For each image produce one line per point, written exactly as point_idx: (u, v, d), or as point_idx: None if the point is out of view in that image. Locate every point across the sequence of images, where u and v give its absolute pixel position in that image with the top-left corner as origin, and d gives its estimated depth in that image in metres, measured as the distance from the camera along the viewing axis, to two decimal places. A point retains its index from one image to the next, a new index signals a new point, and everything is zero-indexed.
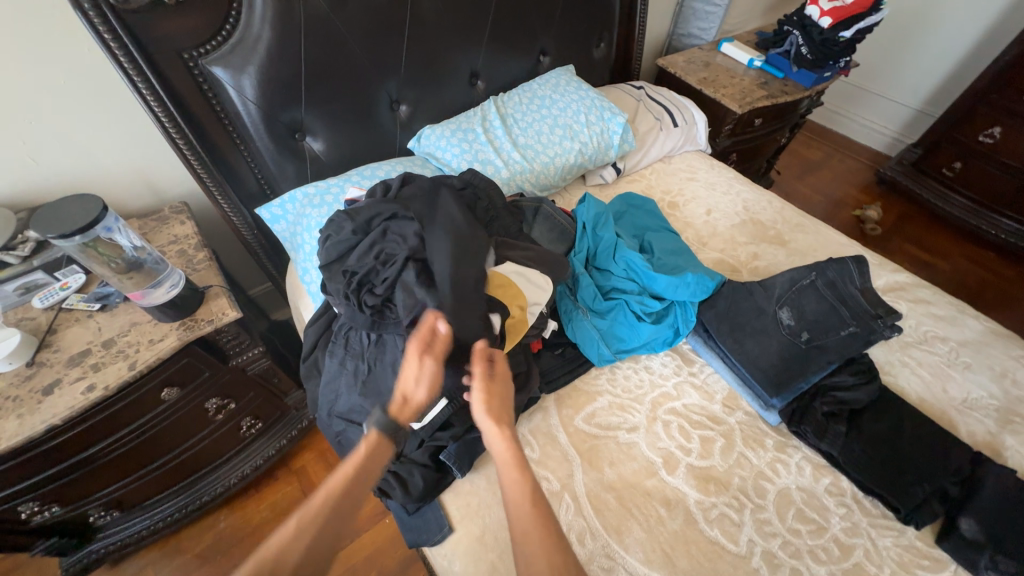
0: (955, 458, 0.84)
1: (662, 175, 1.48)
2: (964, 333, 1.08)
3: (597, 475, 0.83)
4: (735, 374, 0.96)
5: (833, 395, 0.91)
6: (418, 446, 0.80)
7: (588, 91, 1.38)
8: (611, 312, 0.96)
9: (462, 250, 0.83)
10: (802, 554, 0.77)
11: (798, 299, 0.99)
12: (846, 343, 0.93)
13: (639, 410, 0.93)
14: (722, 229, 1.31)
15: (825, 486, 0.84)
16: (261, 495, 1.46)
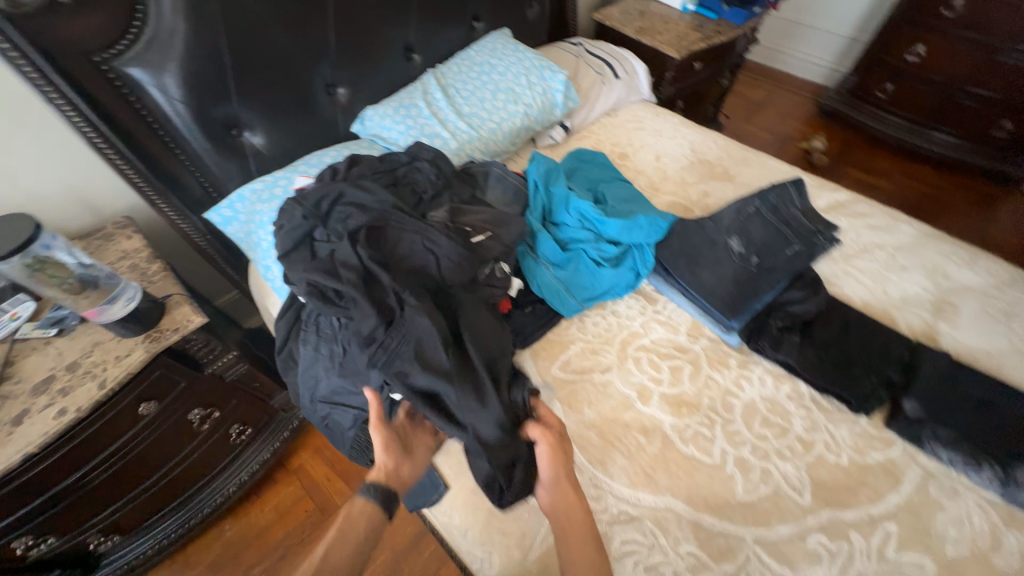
0: (896, 349, 0.93)
1: (610, 128, 1.50)
2: (899, 238, 1.16)
3: (578, 416, 0.88)
4: (695, 305, 1.02)
5: (785, 310, 0.98)
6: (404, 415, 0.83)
7: (525, 52, 1.37)
8: (572, 263, 0.99)
9: (423, 229, 0.85)
10: (768, 454, 0.84)
11: (745, 226, 1.04)
12: (792, 261, 0.99)
13: (611, 352, 0.98)
14: (672, 173, 1.35)
15: (786, 392, 0.92)
16: (263, 498, 1.48)
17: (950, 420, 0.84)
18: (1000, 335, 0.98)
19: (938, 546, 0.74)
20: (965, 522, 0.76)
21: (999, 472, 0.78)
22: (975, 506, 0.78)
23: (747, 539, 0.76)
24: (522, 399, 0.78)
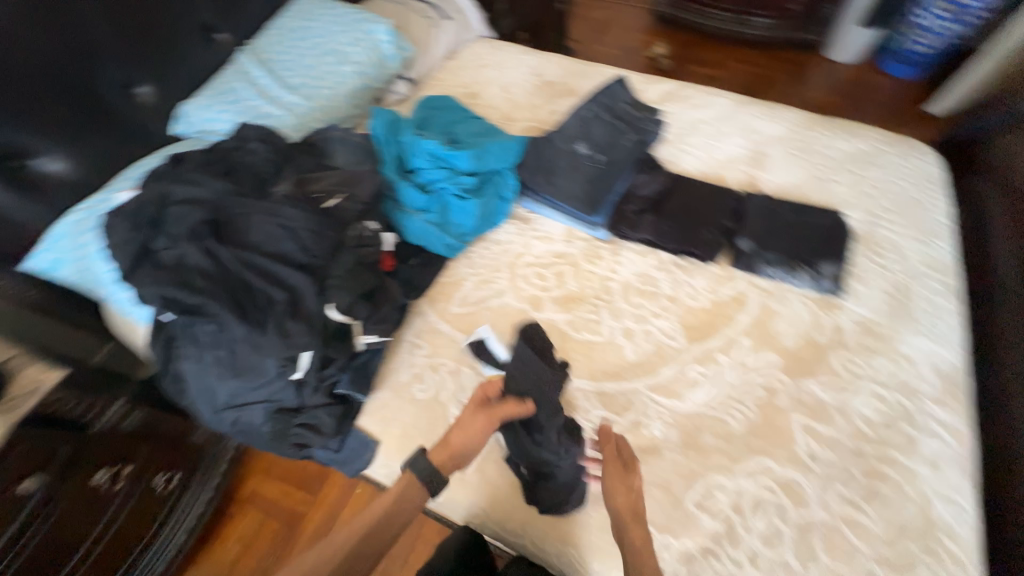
0: (726, 202, 1.10)
1: (455, 71, 1.49)
2: (717, 111, 1.33)
3: (483, 340, 0.95)
4: (564, 213, 1.11)
5: (636, 195, 1.10)
6: (313, 391, 0.83)
7: (341, 8, 1.31)
8: (440, 204, 1.01)
9: (273, 211, 0.82)
10: (647, 316, 0.98)
11: (586, 130, 1.13)
12: (631, 150, 1.11)
13: (500, 277, 1.04)
14: (521, 101, 1.40)
15: (652, 264, 1.05)
16: (223, 535, 1.39)
17: (771, 245, 1.02)
18: (799, 169, 1.19)
19: (779, 341, 0.92)
20: (795, 316, 0.95)
21: (808, 272, 0.99)
22: (800, 303, 0.97)
23: (642, 389, 0.89)
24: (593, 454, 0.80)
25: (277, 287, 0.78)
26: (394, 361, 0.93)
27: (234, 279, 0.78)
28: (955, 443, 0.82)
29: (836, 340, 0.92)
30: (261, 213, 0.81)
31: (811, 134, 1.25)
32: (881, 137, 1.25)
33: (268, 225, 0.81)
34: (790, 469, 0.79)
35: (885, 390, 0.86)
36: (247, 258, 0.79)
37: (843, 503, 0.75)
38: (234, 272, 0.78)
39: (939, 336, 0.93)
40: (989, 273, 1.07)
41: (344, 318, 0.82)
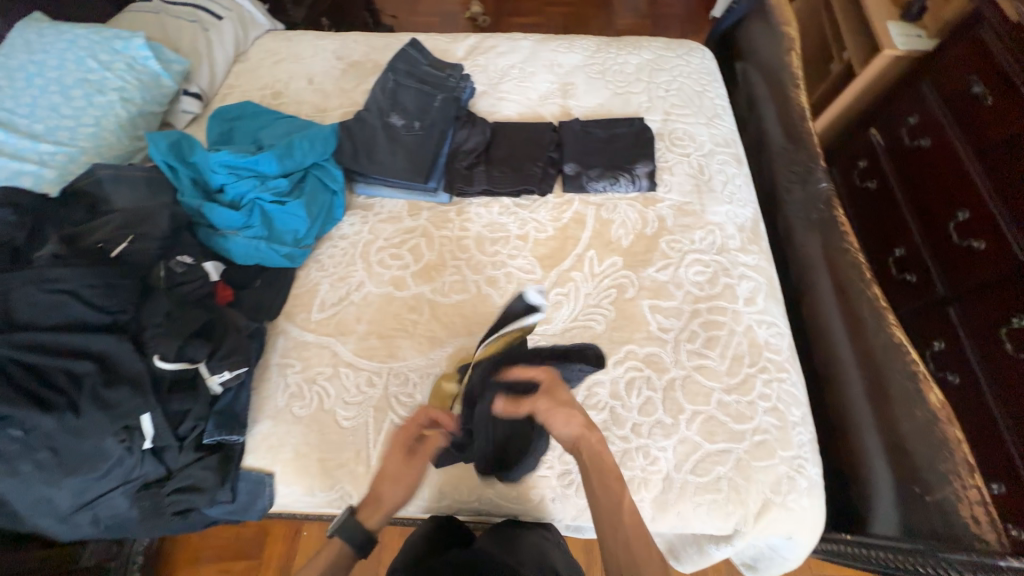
0: (547, 135, 1.16)
1: (249, 73, 1.36)
2: (522, 53, 1.38)
3: (355, 336, 0.93)
4: (401, 189, 1.09)
5: (462, 150, 1.13)
6: (176, 453, 0.77)
7: (74, 30, 1.11)
8: (262, 217, 0.95)
9: (43, 282, 0.70)
10: (505, 260, 1.03)
11: (395, 100, 1.12)
12: (444, 109, 1.13)
13: (355, 269, 1.01)
14: (331, 88, 1.33)
15: (499, 211, 1.09)
16: None
17: (592, 163, 1.12)
18: (603, 89, 1.29)
19: (617, 244, 1.04)
20: (626, 219, 1.07)
21: (628, 177, 1.10)
22: (627, 206, 1.08)
23: None
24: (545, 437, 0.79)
25: (79, 359, 0.69)
26: (266, 389, 0.87)
27: (19, 369, 0.68)
28: (762, 278, 1.00)
29: (661, 228, 1.05)
30: (30, 288, 0.70)
31: (606, 55, 1.36)
32: (661, 44, 1.39)
33: (45, 298, 0.70)
34: (649, 347, 0.91)
35: (704, 256, 1.01)
36: (27, 340, 0.68)
37: (691, 357, 0.90)
38: (16, 362, 0.68)
39: (736, 199, 1.10)
40: (763, 137, 1.29)
41: (179, 364, 0.75)
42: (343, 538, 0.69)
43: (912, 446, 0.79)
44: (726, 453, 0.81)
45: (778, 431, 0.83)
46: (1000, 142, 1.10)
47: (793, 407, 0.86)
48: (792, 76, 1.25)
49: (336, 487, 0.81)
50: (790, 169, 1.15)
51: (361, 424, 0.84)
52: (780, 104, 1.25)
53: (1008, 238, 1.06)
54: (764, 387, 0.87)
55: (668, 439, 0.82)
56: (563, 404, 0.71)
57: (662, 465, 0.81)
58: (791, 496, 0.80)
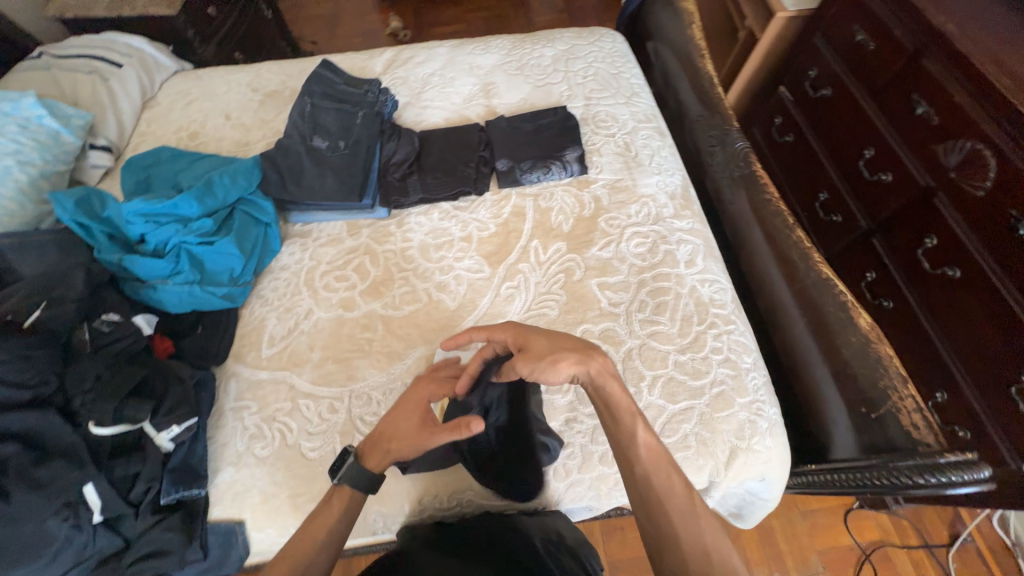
0: (475, 135, 1.18)
1: (160, 118, 1.31)
2: (439, 60, 1.39)
3: (310, 365, 0.91)
4: (336, 210, 1.08)
5: (393, 162, 1.13)
6: (134, 519, 0.72)
7: None
8: (191, 260, 0.91)
9: None
10: (452, 264, 1.03)
11: (315, 123, 1.11)
12: (367, 124, 1.12)
13: (301, 298, 0.98)
14: (250, 121, 1.29)
15: (440, 217, 1.09)
16: None
17: (523, 156, 1.14)
18: (524, 84, 1.31)
19: (559, 230, 1.06)
20: (564, 205, 1.09)
21: (559, 163, 1.12)
22: (563, 192, 1.11)
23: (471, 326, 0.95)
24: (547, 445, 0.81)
25: (0, 442, 0.64)
26: (223, 436, 0.83)
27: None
28: (699, 240, 1.04)
29: (598, 208, 1.08)
30: None
31: (522, 51, 1.39)
32: (572, 34, 1.44)
33: None
34: (603, 323, 0.93)
35: (642, 227, 1.05)
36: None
37: (644, 325, 0.93)
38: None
39: (664, 169, 1.14)
40: (681, 108, 1.35)
41: (119, 428, 0.71)
42: (357, 484, 0.70)
43: (853, 369, 0.84)
44: (689, 410, 0.84)
45: (733, 380, 0.88)
46: (889, 81, 1.19)
47: (744, 354, 0.91)
48: (697, 48, 1.31)
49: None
50: (708, 133, 1.21)
51: (329, 451, 0.82)
52: (691, 75, 1.32)
53: (910, 166, 1.15)
54: (715, 341, 0.91)
55: (633, 407, 0.85)
56: (586, 353, 0.69)
57: None
58: (756, 439, 0.84)
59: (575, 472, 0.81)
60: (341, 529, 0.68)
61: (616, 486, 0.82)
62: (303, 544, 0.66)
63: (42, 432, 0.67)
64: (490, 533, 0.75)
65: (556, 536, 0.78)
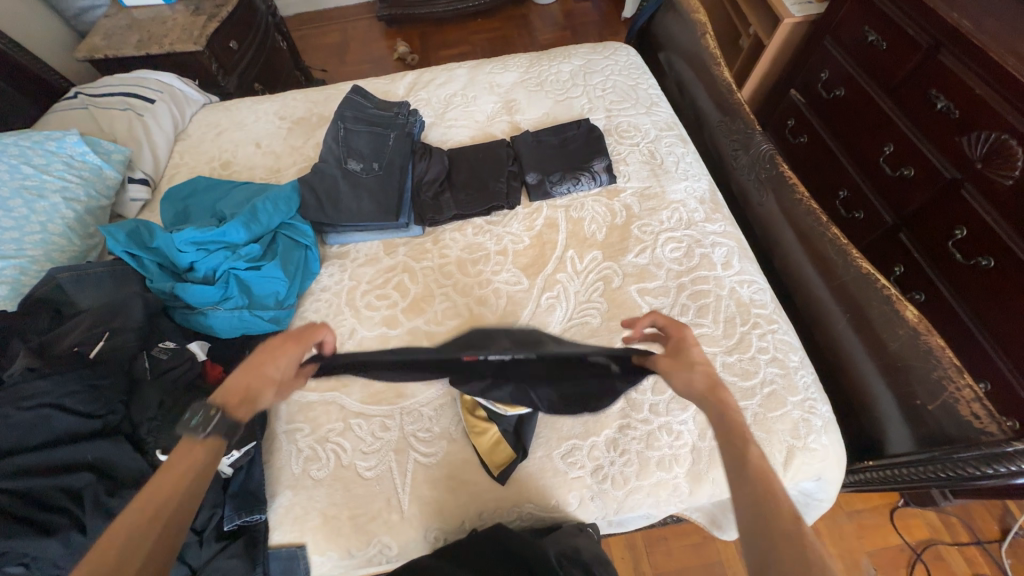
0: (503, 151, 1.20)
1: (193, 149, 1.34)
2: (461, 81, 1.42)
3: (360, 384, 0.92)
4: (373, 230, 1.10)
5: (426, 181, 1.15)
6: (201, 545, 0.77)
7: (1, 138, 1.06)
8: (239, 285, 0.93)
9: (22, 398, 0.65)
10: (489, 277, 1.04)
11: (349, 147, 1.13)
12: (399, 145, 1.15)
13: (345, 318, 1.00)
14: (281, 149, 1.33)
15: (474, 232, 1.11)
16: None
17: (551, 168, 1.16)
18: (545, 100, 1.35)
19: (593, 239, 1.07)
20: (595, 214, 1.11)
21: (588, 174, 1.14)
22: (594, 203, 1.13)
23: None
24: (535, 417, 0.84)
25: (74, 472, 0.64)
26: (278, 460, 0.84)
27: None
28: (732, 242, 1.05)
29: (630, 215, 1.10)
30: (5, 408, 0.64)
31: (540, 68, 1.43)
32: (588, 49, 1.48)
33: (24, 416, 0.64)
34: None
35: (675, 232, 1.06)
36: (10, 466, 0.62)
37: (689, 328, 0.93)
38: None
39: (691, 175, 1.16)
40: (699, 115, 1.38)
41: None
42: (222, 430, 0.53)
43: (902, 363, 0.83)
44: (742, 412, 0.84)
45: (783, 379, 0.88)
46: (905, 78, 1.22)
47: (790, 353, 0.91)
48: (711, 56, 1.34)
49: (375, 538, 0.78)
50: (730, 137, 1.24)
51: (385, 469, 0.83)
52: (707, 83, 1.35)
53: (933, 160, 1.17)
54: (760, 341, 0.92)
55: (686, 411, 0.85)
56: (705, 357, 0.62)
57: (687, 438, 0.83)
58: (811, 438, 0.83)
59: (632, 480, 0.81)
60: (204, 482, 0.52)
61: (674, 492, 0.81)
62: (157, 487, 0.49)
63: (114, 461, 0.67)
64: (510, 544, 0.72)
65: (573, 552, 0.74)
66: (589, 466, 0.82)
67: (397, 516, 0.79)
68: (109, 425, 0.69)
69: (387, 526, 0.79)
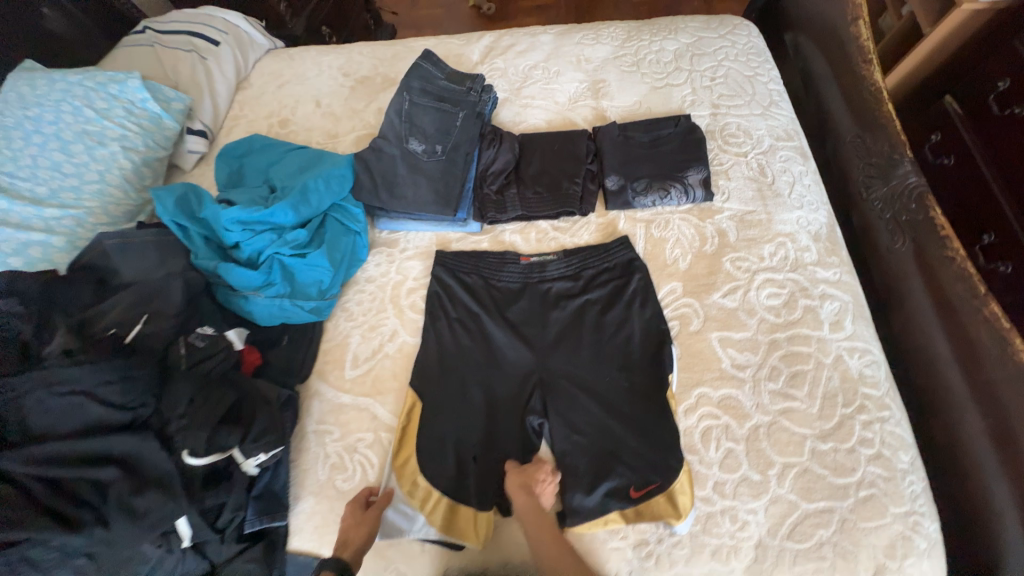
0: (583, 145, 1.04)
1: (253, 101, 1.27)
2: (544, 50, 1.24)
3: (394, 394, 0.86)
4: (426, 221, 1.00)
5: (491, 172, 1.01)
6: (223, 544, 0.71)
7: (69, 76, 1.02)
8: (283, 271, 0.87)
9: (51, 383, 0.61)
10: (549, 295, 0.91)
11: (413, 123, 1.01)
12: (467, 126, 1.01)
13: (387, 316, 0.93)
14: (340, 111, 1.23)
15: (536, 238, 0.98)
16: None
17: (637, 174, 1.00)
18: (640, 84, 1.14)
19: (674, 266, 0.92)
20: (681, 236, 0.95)
21: (680, 187, 0.97)
22: (681, 221, 0.96)
23: (567, 372, 0.84)
24: (595, 437, 0.78)
25: (102, 466, 0.61)
26: (304, 461, 0.80)
27: (32, 481, 0.59)
28: (848, 296, 0.86)
29: (723, 244, 0.93)
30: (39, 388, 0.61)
31: (639, 43, 1.21)
32: (701, 23, 1.23)
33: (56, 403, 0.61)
34: (724, 387, 0.80)
35: (776, 273, 0.89)
36: (40, 454, 0.59)
37: (776, 398, 0.78)
38: (31, 477, 0.59)
39: (807, 203, 0.96)
40: (826, 124, 1.13)
41: (212, 458, 0.67)
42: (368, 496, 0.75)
43: None
44: (828, 513, 0.71)
45: (887, 484, 0.72)
46: None
47: (900, 451, 0.75)
48: (862, 51, 1.07)
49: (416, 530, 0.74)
50: (867, 160, 1.00)
51: (401, 454, 0.79)
52: (846, 85, 1.09)
53: None
54: (865, 431, 0.76)
55: (758, 500, 0.72)
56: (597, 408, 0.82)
57: (753, 530, 0.71)
58: (909, 561, 0.69)
59: (681, 565, 0.70)
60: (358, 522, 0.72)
61: None
62: None
63: (143, 458, 0.64)
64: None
65: None
66: (632, 538, 0.72)
67: (442, 519, 0.74)
68: (140, 416, 0.66)
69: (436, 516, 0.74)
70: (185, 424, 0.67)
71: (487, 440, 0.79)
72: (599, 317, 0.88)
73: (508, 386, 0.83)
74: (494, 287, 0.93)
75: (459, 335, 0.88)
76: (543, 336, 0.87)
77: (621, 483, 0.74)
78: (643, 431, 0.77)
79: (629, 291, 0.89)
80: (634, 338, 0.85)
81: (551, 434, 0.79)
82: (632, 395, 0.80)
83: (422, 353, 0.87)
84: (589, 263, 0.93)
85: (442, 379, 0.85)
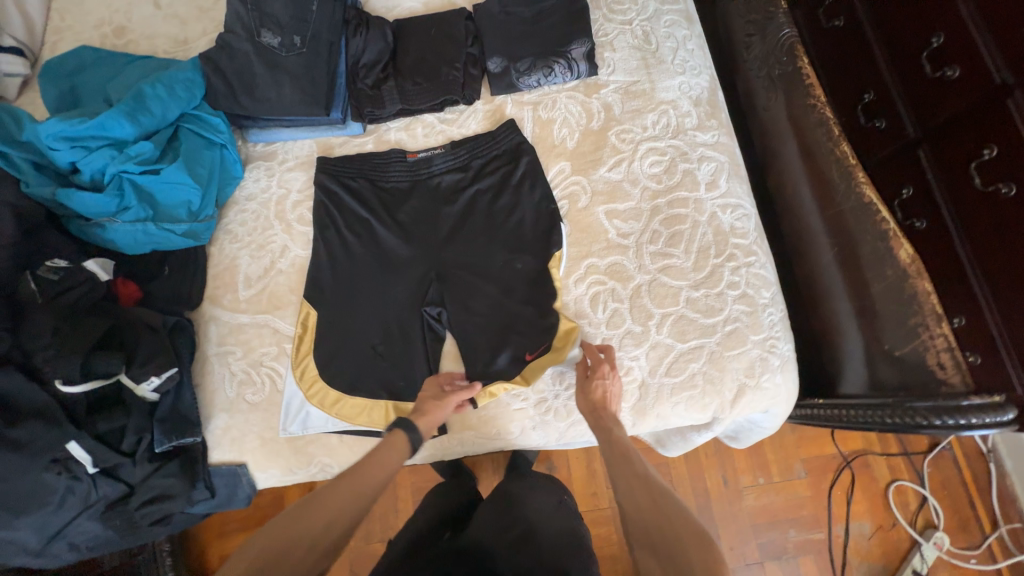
0: (461, 26, 0.96)
1: (74, 7, 1.07)
2: None
3: (293, 309, 0.84)
4: (302, 126, 0.92)
5: (363, 64, 0.93)
6: (136, 466, 0.72)
7: None
8: (138, 192, 0.80)
9: None
10: (441, 190, 0.89)
11: (263, 11, 0.89)
12: (326, 12, 0.90)
13: (274, 232, 0.88)
14: (185, 12, 1.06)
15: (422, 134, 0.94)
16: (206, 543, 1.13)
17: (520, 53, 0.94)
18: None
19: (562, 147, 0.91)
20: (567, 115, 0.93)
21: (562, 63, 0.93)
22: (567, 100, 0.94)
23: (463, 262, 0.85)
24: (495, 312, 0.82)
25: None
26: (210, 383, 0.80)
27: None
28: (723, 156, 0.90)
29: (608, 118, 0.92)
30: None
31: None
32: None
33: None
34: (610, 256, 0.84)
35: (658, 141, 0.90)
36: None
37: (656, 259, 0.84)
38: None
39: (689, 68, 0.95)
40: None
41: (90, 382, 0.68)
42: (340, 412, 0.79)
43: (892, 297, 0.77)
44: (698, 349, 0.80)
45: (749, 317, 0.81)
46: None
47: (762, 289, 0.83)
48: None
49: (325, 426, 0.78)
50: (747, 18, 1.01)
51: (301, 361, 0.80)
52: None
53: None
54: (732, 275, 0.83)
55: (639, 347, 0.80)
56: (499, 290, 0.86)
57: (636, 374, 0.79)
58: (765, 376, 0.80)
59: (575, 413, 0.79)
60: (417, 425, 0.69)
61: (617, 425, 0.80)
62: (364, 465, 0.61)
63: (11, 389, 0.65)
64: (498, 519, 0.78)
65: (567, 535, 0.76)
66: (532, 398, 0.79)
67: (349, 412, 0.78)
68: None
69: (338, 407, 0.78)
70: (57, 351, 0.67)
71: (388, 337, 0.82)
72: (494, 200, 0.88)
73: (406, 281, 0.84)
74: (380, 184, 0.90)
75: (354, 240, 0.86)
76: (437, 229, 0.87)
77: (517, 351, 0.80)
78: (534, 304, 0.82)
79: (518, 174, 0.89)
80: (527, 221, 0.86)
81: (449, 322, 0.82)
82: (524, 273, 0.83)
83: (315, 260, 0.85)
84: (473, 147, 0.91)
85: (338, 283, 0.84)
